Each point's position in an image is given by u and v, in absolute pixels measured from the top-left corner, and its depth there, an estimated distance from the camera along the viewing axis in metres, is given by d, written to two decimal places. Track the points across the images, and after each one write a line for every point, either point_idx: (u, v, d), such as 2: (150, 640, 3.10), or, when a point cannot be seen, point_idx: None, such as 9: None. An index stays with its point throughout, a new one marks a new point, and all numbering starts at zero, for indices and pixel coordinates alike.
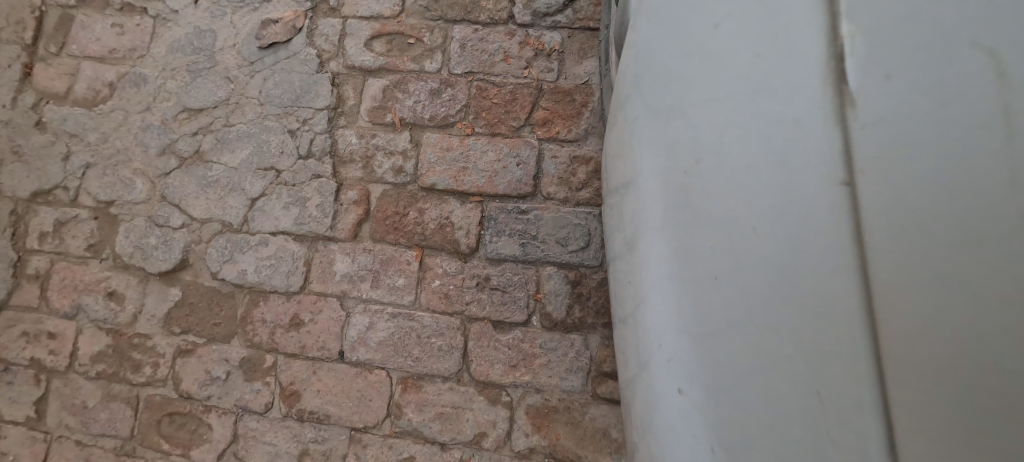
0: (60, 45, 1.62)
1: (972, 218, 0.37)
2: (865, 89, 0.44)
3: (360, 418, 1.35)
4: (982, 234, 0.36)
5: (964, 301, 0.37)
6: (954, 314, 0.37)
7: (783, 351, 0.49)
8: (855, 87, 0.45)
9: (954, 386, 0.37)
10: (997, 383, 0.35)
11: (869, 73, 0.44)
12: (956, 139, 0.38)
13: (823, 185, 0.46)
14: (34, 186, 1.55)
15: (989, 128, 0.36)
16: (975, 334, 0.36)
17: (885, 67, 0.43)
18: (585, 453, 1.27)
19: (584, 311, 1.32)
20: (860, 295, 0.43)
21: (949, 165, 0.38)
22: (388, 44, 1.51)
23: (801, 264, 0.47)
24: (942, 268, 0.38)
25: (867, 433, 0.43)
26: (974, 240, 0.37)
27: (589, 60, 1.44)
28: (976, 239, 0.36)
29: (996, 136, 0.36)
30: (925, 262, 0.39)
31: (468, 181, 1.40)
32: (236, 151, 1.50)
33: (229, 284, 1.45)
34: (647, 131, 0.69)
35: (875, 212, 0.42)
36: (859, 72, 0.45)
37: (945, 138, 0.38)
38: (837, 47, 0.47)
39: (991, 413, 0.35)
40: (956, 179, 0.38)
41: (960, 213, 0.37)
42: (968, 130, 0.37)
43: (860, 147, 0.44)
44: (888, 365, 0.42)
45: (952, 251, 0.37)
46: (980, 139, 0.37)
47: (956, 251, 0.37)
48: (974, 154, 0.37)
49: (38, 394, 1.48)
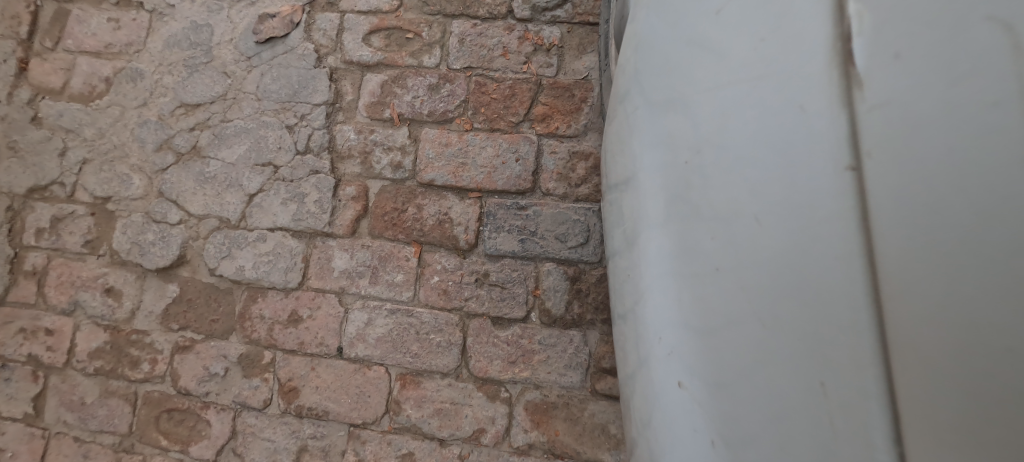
0: (56, 39, 1.61)
1: (983, 199, 0.36)
2: (873, 71, 0.44)
3: (359, 414, 1.35)
4: (993, 215, 0.36)
5: (972, 283, 0.37)
6: (962, 296, 0.37)
7: (784, 342, 0.48)
8: (863, 69, 0.44)
9: (964, 372, 0.37)
10: (1006, 366, 0.35)
11: (876, 54, 0.44)
12: (967, 117, 0.37)
13: (832, 171, 0.45)
14: (31, 182, 1.54)
15: (1001, 107, 0.36)
16: (983, 315, 0.36)
17: (894, 47, 0.42)
18: (584, 450, 1.28)
19: (583, 307, 1.32)
20: (864, 283, 0.43)
21: (959, 146, 0.38)
22: (386, 39, 1.50)
23: (805, 253, 0.47)
24: (951, 251, 0.38)
25: (871, 423, 0.43)
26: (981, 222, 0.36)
27: (589, 55, 1.43)
28: (986, 221, 0.36)
29: (1009, 114, 0.36)
30: (932, 244, 0.39)
31: (467, 177, 1.40)
32: (234, 147, 1.49)
33: (227, 281, 1.45)
34: (647, 122, 0.69)
35: (882, 196, 0.42)
36: (868, 53, 0.44)
37: (955, 120, 0.38)
38: (844, 28, 0.46)
39: (1000, 397, 0.35)
40: (968, 160, 0.37)
41: (970, 194, 0.37)
42: (979, 110, 0.37)
43: (868, 129, 0.43)
44: (895, 352, 0.41)
45: (959, 233, 0.37)
46: (991, 118, 0.36)
47: (962, 233, 0.37)
48: (985, 133, 0.36)
49: (36, 390, 1.48)
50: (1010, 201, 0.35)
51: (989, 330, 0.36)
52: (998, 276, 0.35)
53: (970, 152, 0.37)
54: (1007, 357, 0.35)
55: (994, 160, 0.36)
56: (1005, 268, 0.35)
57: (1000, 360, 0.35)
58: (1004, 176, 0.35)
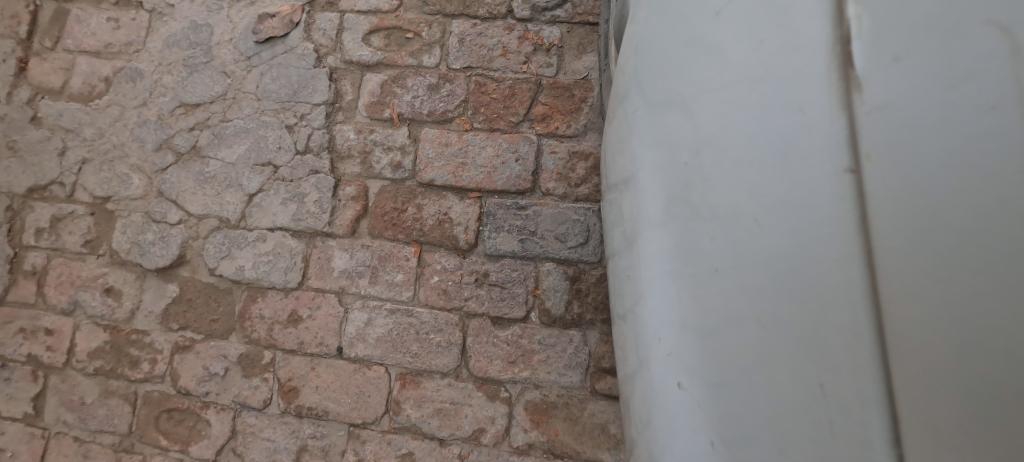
0: (56, 39, 1.61)
1: (982, 201, 0.36)
2: (873, 73, 0.44)
3: (359, 414, 1.35)
4: (991, 218, 0.36)
5: (972, 286, 0.36)
6: (961, 300, 0.37)
7: (784, 344, 0.48)
8: (861, 71, 0.44)
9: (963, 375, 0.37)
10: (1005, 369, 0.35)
11: (876, 56, 0.44)
12: (966, 121, 0.37)
13: (831, 173, 0.45)
14: (30, 182, 1.54)
15: (1000, 111, 0.36)
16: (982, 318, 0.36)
17: (894, 49, 0.42)
18: (584, 449, 1.28)
19: (583, 307, 1.32)
20: (863, 285, 0.43)
21: (959, 149, 0.38)
22: (386, 39, 1.50)
23: (804, 255, 0.47)
24: (949, 254, 0.38)
25: (870, 425, 0.43)
26: (979, 225, 0.36)
27: (589, 55, 1.43)
28: (986, 224, 0.36)
29: (1008, 118, 0.35)
30: (931, 247, 0.39)
31: (467, 177, 1.40)
32: (233, 147, 1.49)
33: (227, 281, 1.45)
34: (647, 123, 0.69)
35: (882, 199, 0.42)
36: (867, 55, 0.44)
37: (955, 123, 0.38)
38: (844, 31, 0.46)
39: (997, 401, 0.35)
40: (967, 163, 0.37)
41: (969, 197, 0.37)
42: (978, 113, 0.37)
43: (867, 132, 0.43)
44: (894, 355, 0.41)
45: (957, 235, 0.37)
46: (991, 122, 0.36)
47: (961, 235, 0.37)
48: (984, 137, 0.36)
49: (35, 390, 1.48)
50: (1008, 204, 0.35)
51: (986, 333, 0.36)
52: (997, 280, 0.35)
53: (969, 155, 0.37)
54: (1006, 360, 0.35)
55: (993, 163, 0.36)
56: (1004, 272, 0.35)
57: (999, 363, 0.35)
58: (1002, 179, 0.35)
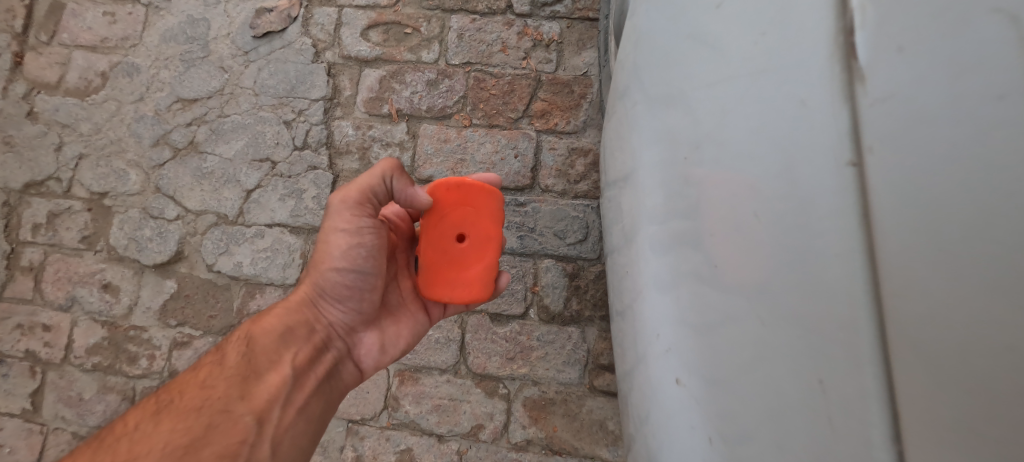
0: (51, 33, 1.60)
1: (989, 192, 0.33)
2: (878, 64, 0.40)
3: (357, 410, 1.35)
4: (998, 207, 0.33)
5: (981, 285, 0.33)
6: (969, 300, 0.34)
7: (783, 341, 0.47)
8: (866, 63, 0.41)
9: (970, 373, 0.33)
10: (1011, 368, 0.32)
11: (879, 46, 0.40)
12: (973, 112, 0.34)
13: (831, 166, 0.42)
14: (26, 177, 1.53)
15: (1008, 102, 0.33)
16: (990, 317, 0.33)
17: (898, 38, 0.38)
18: (581, 445, 1.28)
19: (582, 304, 1.32)
20: (867, 284, 0.40)
21: (969, 140, 0.34)
22: (385, 34, 1.49)
23: (805, 248, 0.44)
24: (956, 248, 0.34)
25: (872, 422, 0.40)
26: (988, 217, 0.33)
27: (588, 51, 1.42)
28: (992, 214, 0.33)
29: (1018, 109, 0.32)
30: (937, 240, 0.35)
31: (465, 173, 1.39)
32: (231, 142, 1.49)
33: (224, 277, 1.44)
34: (646, 121, 0.69)
35: (885, 191, 0.38)
36: (871, 46, 0.40)
37: (962, 113, 0.34)
38: (848, 21, 0.42)
39: (1006, 400, 0.32)
40: (973, 152, 0.34)
41: (977, 189, 0.34)
42: (985, 103, 0.33)
43: (870, 124, 0.40)
44: (894, 350, 0.38)
45: (964, 224, 0.34)
46: (999, 112, 0.33)
47: (966, 225, 0.34)
48: (992, 128, 0.33)
49: (33, 386, 1.47)
50: (1014, 196, 0.32)
51: (993, 329, 0.33)
52: (1004, 275, 0.32)
53: (974, 145, 0.34)
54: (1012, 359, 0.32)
55: (997, 154, 0.33)
56: (1013, 268, 0.32)
57: (999, 359, 0.32)
58: (1010, 170, 0.32)
